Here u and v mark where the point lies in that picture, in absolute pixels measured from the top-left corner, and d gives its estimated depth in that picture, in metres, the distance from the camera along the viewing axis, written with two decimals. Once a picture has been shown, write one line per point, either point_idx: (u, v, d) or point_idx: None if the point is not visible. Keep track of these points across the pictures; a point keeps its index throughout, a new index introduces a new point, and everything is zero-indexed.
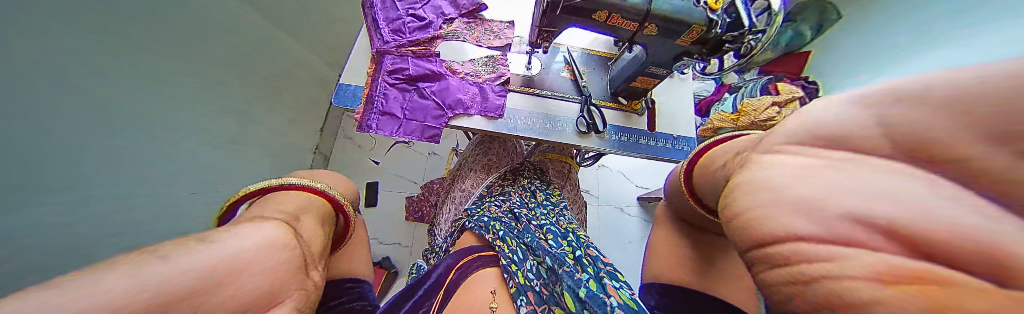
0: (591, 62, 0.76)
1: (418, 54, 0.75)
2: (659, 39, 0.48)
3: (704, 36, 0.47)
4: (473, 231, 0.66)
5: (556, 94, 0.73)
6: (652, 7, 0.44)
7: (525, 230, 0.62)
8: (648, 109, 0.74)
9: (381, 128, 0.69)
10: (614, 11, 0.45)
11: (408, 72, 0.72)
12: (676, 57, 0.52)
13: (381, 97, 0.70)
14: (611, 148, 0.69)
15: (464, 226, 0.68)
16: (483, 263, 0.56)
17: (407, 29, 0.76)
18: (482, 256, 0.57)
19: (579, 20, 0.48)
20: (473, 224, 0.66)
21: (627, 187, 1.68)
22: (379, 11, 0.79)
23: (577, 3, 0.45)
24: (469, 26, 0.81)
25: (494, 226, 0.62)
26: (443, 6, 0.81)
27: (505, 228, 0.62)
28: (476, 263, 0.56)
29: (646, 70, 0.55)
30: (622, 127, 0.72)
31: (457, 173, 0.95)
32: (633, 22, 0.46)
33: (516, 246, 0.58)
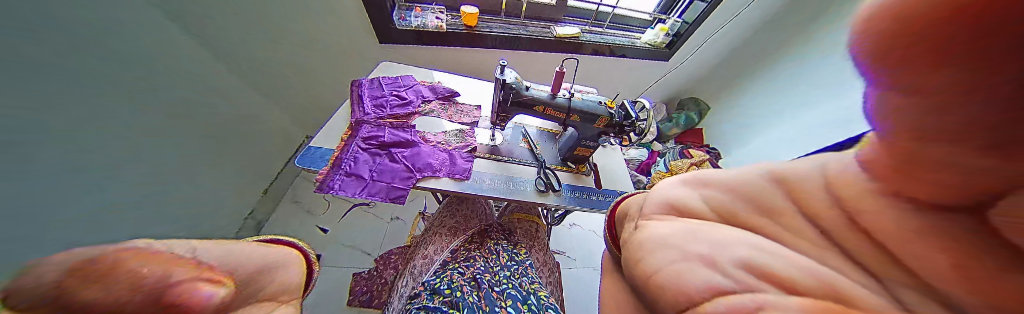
0: (543, 136, 0.96)
1: (396, 125, 0.87)
2: (583, 123, 0.67)
3: (611, 122, 0.67)
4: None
5: (516, 160, 0.86)
6: (572, 104, 0.64)
7: (487, 301, 0.64)
8: (592, 171, 0.91)
9: (344, 189, 0.70)
10: (547, 106, 0.64)
11: (383, 140, 0.81)
12: (598, 135, 0.70)
13: (353, 161, 0.76)
14: (567, 204, 0.79)
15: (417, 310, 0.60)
16: None
17: (389, 106, 0.90)
18: None
19: (525, 110, 0.65)
20: (426, 307, 0.60)
21: (596, 244, 1.72)
22: (365, 91, 0.94)
23: (521, 100, 0.63)
24: (444, 106, 0.98)
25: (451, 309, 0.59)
26: (423, 91, 1.00)
27: (466, 304, 0.61)
28: None
29: (582, 143, 0.73)
30: (572, 186, 0.85)
31: (420, 240, 0.93)
32: (561, 113, 0.65)
33: None
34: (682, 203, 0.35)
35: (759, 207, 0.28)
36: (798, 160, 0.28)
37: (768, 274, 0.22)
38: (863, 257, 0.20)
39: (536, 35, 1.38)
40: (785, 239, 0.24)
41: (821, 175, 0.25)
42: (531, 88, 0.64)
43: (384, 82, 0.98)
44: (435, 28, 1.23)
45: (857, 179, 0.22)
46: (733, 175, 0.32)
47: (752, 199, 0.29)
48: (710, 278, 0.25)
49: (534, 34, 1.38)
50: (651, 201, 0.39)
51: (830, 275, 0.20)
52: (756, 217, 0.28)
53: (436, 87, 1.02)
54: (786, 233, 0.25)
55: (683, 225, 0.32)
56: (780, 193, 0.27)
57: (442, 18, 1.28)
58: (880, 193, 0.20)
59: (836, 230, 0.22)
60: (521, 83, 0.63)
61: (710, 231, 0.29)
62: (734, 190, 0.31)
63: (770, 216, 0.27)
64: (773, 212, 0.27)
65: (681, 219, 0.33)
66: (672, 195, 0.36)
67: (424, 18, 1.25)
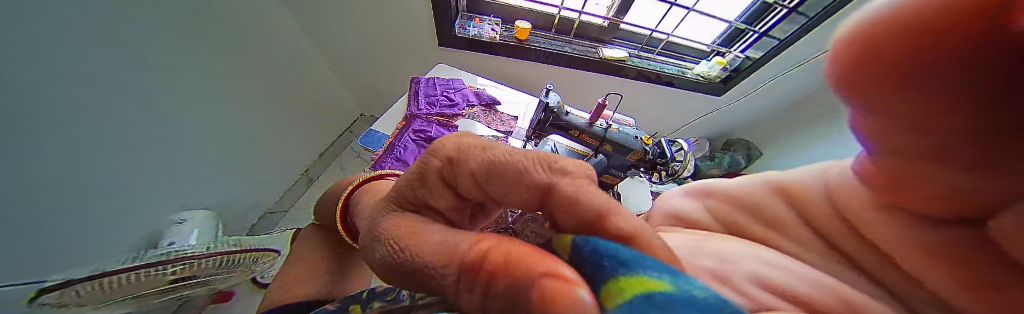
0: (572, 155, 0.98)
1: (441, 123, 0.97)
2: (614, 153, 0.69)
3: (643, 157, 0.68)
4: None
5: None
6: (607, 134, 0.67)
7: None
8: (614, 199, 0.91)
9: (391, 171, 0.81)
10: (582, 132, 0.67)
11: (429, 135, 0.91)
12: (628, 167, 0.72)
13: (402, 148, 0.87)
14: None
15: None
16: None
17: (438, 105, 1.01)
18: None
19: (561, 132, 0.69)
20: None
21: None
22: (421, 88, 1.06)
23: (560, 123, 0.67)
24: (485, 112, 1.07)
25: None
26: (470, 95, 1.09)
27: None
28: None
29: (609, 172, 0.74)
30: None
31: None
32: (595, 140, 0.68)
33: None
34: (686, 213, 0.45)
35: (763, 215, 0.37)
36: (796, 171, 0.35)
37: (790, 291, 0.27)
38: (883, 280, 0.26)
39: (582, 55, 1.41)
40: (797, 253, 0.32)
41: (823, 186, 0.31)
42: (570, 113, 0.68)
43: (438, 83, 1.10)
44: (488, 39, 1.33)
45: (857, 196, 0.26)
46: (741, 185, 0.41)
47: (756, 208, 0.37)
48: (726, 290, 0.27)
49: (580, 53, 1.42)
50: (661, 212, 0.49)
51: (832, 283, 0.27)
52: (761, 228, 0.37)
53: (480, 93, 1.11)
54: (797, 247, 0.32)
55: (698, 238, 0.39)
56: (784, 205, 0.34)
57: (496, 30, 1.37)
58: (878, 213, 0.24)
59: (841, 240, 0.29)
60: (562, 107, 0.67)
61: (715, 244, 0.36)
62: (734, 199, 0.41)
63: (777, 228, 0.35)
64: (781, 225, 0.35)
65: (689, 232, 0.41)
66: (678, 206, 0.47)
67: (480, 28, 1.36)
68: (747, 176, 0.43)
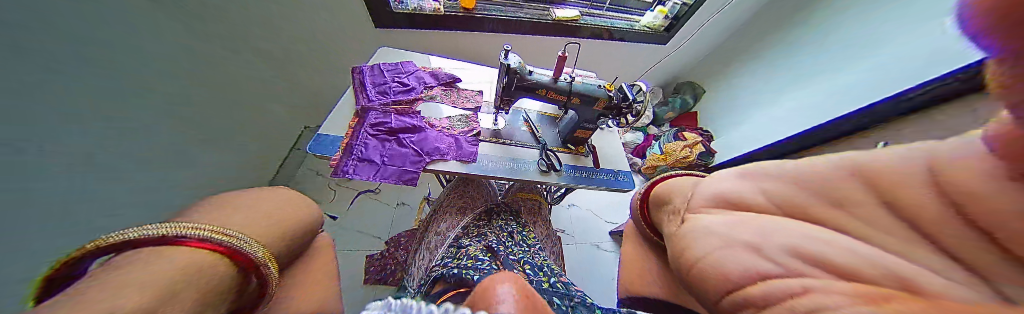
0: (543, 119, 0.99)
1: (401, 112, 0.88)
2: (582, 106, 0.70)
3: (610, 104, 0.70)
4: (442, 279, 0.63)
5: (518, 143, 0.90)
6: (573, 87, 0.67)
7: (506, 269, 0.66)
8: (590, 153, 0.95)
9: (359, 172, 0.73)
10: (549, 89, 0.66)
11: (390, 126, 0.82)
12: (597, 117, 0.73)
13: (363, 147, 0.78)
14: (567, 183, 0.84)
15: (439, 275, 0.63)
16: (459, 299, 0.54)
17: (392, 92, 0.91)
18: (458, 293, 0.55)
19: (529, 94, 0.68)
20: (449, 272, 0.62)
21: (593, 225, 1.82)
22: (367, 78, 0.94)
23: (526, 84, 0.65)
24: (446, 93, 1.00)
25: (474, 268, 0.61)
26: (425, 77, 1.00)
27: (484, 268, 0.63)
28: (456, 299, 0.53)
29: (582, 127, 0.76)
30: (572, 166, 0.89)
31: (430, 221, 0.96)
32: (563, 96, 0.68)
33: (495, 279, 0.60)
34: (732, 195, 0.32)
35: (829, 196, 0.24)
36: (912, 145, 0.21)
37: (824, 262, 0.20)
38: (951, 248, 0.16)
39: (534, 18, 1.37)
40: (858, 231, 0.21)
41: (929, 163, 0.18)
42: (534, 72, 0.66)
43: (385, 70, 0.98)
44: (432, 11, 1.23)
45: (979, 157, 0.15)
46: (812, 163, 0.27)
47: (824, 190, 0.25)
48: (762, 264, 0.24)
49: (532, 17, 1.37)
50: (699, 193, 0.37)
51: (900, 264, 0.17)
52: (819, 206, 0.24)
53: (437, 73, 1.03)
54: (871, 230, 0.20)
55: (738, 221, 0.29)
56: (858, 181, 0.23)
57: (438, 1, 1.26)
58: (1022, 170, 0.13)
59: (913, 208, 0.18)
60: (524, 67, 0.64)
61: (760, 223, 0.27)
62: (800, 178, 0.27)
63: (841, 206, 0.23)
64: (848, 202, 0.22)
65: (733, 212, 0.30)
66: (722, 189, 0.33)
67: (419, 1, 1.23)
68: (816, 156, 0.28)
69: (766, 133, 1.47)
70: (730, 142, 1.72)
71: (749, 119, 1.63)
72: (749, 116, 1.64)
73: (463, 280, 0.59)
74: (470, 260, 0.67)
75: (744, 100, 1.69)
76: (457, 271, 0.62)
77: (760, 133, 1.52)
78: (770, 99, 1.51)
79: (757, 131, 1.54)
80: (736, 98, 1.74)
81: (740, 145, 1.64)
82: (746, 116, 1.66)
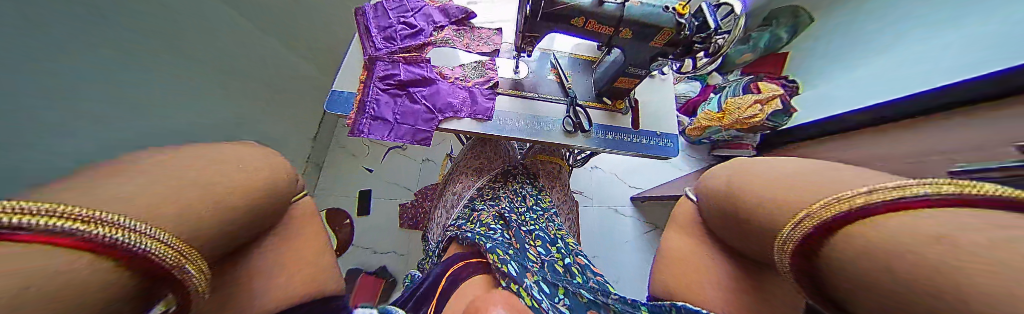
0: (576, 65, 0.80)
1: (409, 59, 0.77)
2: (633, 42, 0.52)
3: (676, 37, 0.50)
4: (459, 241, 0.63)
5: (543, 96, 0.75)
6: (625, 12, 0.47)
7: (519, 238, 0.61)
8: (631, 109, 0.77)
9: (373, 133, 0.69)
10: (590, 16, 0.48)
11: (399, 77, 0.73)
12: (652, 59, 0.55)
13: (373, 101, 0.71)
14: (597, 146, 0.71)
15: (453, 236, 0.63)
16: (472, 270, 0.52)
17: (398, 36, 0.79)
18: (471, 263, 0.53)
19: (560, 27, 0.51)
20: (463, 236, 0.61)
21: (620, 188, 1.72)
22: (371, 18, 0.82)
23: (556, 11, 0.48)
24: (459, 33, 0.84)
25: (485, 233, 0.58)
26: (434, 14, 0.84)
27: (497, 234, 0.59)
28: (466, 270, 0.52)
29: (627, 72, 0.58)
30: (605, 126, 0.74)
31: (447, 179, 0.95)
32: (609, 27, 0.49)
33: (506, 249, 0.56)
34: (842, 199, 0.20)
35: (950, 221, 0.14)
36: None
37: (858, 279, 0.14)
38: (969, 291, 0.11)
39: None
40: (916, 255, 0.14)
41: None
42: None
43: (389, 7, 0.84)
44: None
45: None
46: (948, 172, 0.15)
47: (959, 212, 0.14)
48: None
49: None
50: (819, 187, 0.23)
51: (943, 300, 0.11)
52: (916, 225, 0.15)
53: (447, 8, 0.85)
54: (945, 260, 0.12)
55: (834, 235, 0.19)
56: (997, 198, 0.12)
57: None
58: None
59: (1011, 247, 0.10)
60: None
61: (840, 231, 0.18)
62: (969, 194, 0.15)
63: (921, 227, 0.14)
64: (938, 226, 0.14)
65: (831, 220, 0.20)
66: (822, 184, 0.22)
67: None
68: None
69: (879, 83, 1.11)
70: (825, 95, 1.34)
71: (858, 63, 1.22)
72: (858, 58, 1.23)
73: (474, 247, 0.57)
74: (482, 224, 0.63)
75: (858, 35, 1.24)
76: (470, 233, 0.59)
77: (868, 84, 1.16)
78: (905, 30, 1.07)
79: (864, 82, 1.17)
80: (850, 31, 1.28)
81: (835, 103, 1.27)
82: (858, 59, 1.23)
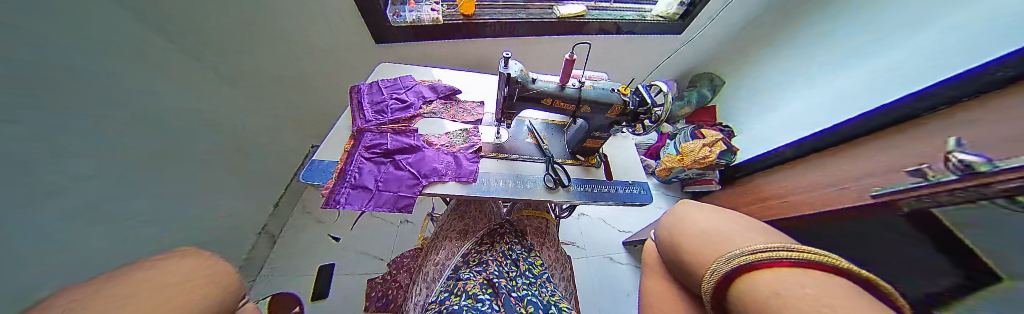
0: (549, 128, 0.92)
1: (398, 130, 0.84)
2: (594, 114, 0.64)
3: (625, 110, 0.63)
4: None
5: (522, 157, 0.83)
6: (583, 95, 0.60)
7: (507, 310, 0.59)
8: (602, 163, 0.88)
9: (351, 202, 0.68)
10: (556, 98, 0.60)
11: (386, 147, 0.78)
12: (609, 125, 0.67)
13: (357, 171, 0.73)
14: (577, 199, 0.77)
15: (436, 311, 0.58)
16: None
17: (390, 110, 0.88)
18: None
19: (533, 105, 0.62)
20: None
21: (606, 234, 1.72)
22: (365, 96, 0.91)
23: (528, 93, 0.59)
24: (446, 106, 0.95)
25: None
26: (424, 91, 0.97)
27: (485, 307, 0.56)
28: None
29: (592, 135, 0.69)
30: (582, 180, 0.82)
31: (430, 246, 0.90)
32: (572, 105, 0.61)
33: None
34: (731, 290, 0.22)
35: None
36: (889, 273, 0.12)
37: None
38: None
39: (538, 18, 1.32)
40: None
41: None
42: (538, 80, 0.59)
43: (384, 85, 0.95)
44: (432, 22, 1.18)
45: None
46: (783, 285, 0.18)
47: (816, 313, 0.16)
48: None
49: (536, 17, 1.32)
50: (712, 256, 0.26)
51: None
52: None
53: (436, 86, 0.99)
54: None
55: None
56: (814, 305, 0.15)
57: (438, 10, 1.22)
58: None
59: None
60: (527, 75, 0.58)
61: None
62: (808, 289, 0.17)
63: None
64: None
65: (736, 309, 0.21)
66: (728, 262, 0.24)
67: (419, 12, 1.19)
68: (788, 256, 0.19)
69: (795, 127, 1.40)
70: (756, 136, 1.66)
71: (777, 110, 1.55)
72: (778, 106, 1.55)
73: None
74: (468, 300, 0.60)
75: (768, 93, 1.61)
76: (456, 308, 0.57)
77: (790, 128, 1.44)
78: (800, 89, 1.43)
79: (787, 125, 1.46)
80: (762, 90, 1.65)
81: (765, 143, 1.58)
82: (773, 108, 1.58)
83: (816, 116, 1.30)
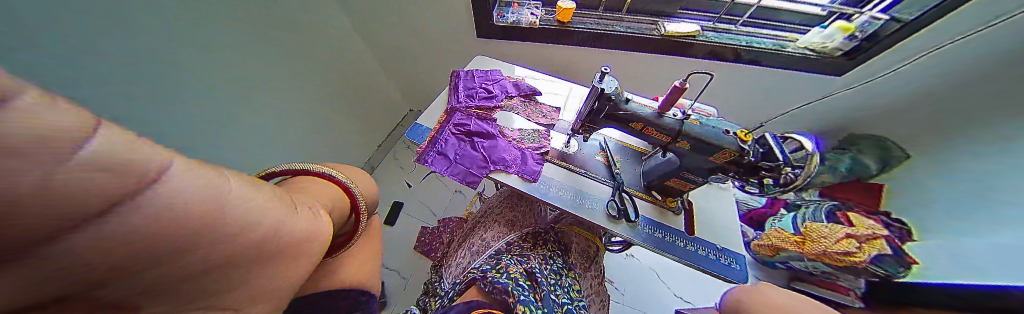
0: (626, 152, 0.83)
1: (479, 116, 0.92)
2: (692, 152, 0.53)
3: (738, 160, 0.50)
4: (478, 287, 0.63)
5: (588, 173, 0.78)
6: (683, 128, 0.51)
7: (545, 307, 0.59)
8: (683, 209, 0.73)
9: (433, 165, 0.79)
10: (648, 124, 0.53)
11: (468, 128, 0.87)
12: (711, 170, 0.55)
13: (442, 142, 0.84)
14: (640, 240, 0.67)
15: (474, 279, 0.63)
16: None
17: (477, 97, 0.97)
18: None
19: (618, 125, 0.57)
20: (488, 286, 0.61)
21: (657, 287, 1.45)
22: (461, 82, 1.04)
23: (617, 113, 0.55)
24: (524, 104, 0.99)
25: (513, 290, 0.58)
26: (508, 87, 1.03)
27: (524, 295, 0.58)
28: None
29: (680, 174, 0.58)
30: (653, 220, 0.70)
31: (477, 223, 0.95)
32: (665, 136, 0.53)
33: None
34: None
35: None
36: None
37: None
38: None
39: (637, 32, 1.21)
40: None
41: None
42: (632, 101, 0.54)
43: (477, 76, 1.06)
44: (528, 24, 1.24)
45: None
46: None
47: None
48: None
49: (634, 31, 1.22)
50: None
51: None
52: None
53: (520, 85, 1.04)
54: None
55: None
56: None
57: (536, 14, 1.27)
58: None
59: None
60: (621, 94, 0.54)
61: None
62: None
63: None
64: None
65: None
66: None
67: (520, 14, 1.27)
68: None
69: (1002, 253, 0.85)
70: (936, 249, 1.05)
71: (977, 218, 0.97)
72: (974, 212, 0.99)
73: (500, 297, 0.59)
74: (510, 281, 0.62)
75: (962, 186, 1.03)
76: (503, 283, 0.60)
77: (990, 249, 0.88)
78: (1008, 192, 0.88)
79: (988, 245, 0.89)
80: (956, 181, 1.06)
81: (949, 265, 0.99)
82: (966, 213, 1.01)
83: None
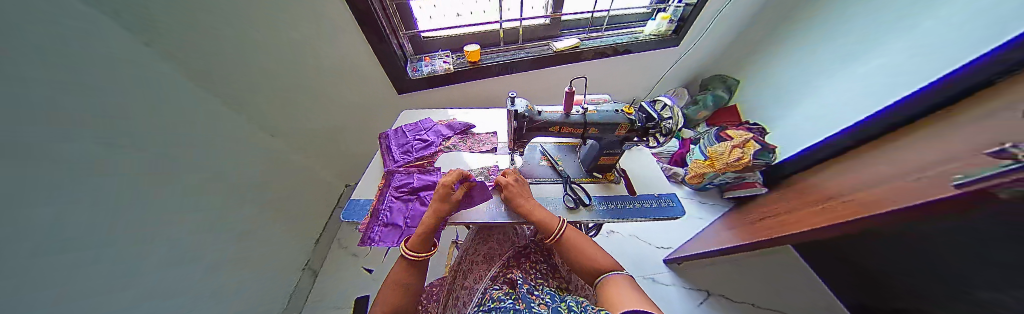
0: (562, 150, 0.95)
1: (422, 169, 0.92)
2: (602, 133, 0.66)
3: (632, 128, 0.65)
4: None
5: (539, 180, 0.85)
6: (588, 118, 0.63)
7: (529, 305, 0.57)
8: (622, 177, 0.87)
9: (383, 240, 0.72)
10: (561, 125, 0.64)
11: (412, 186, 0.86)
12: (620, 141, 0.68)
13: (388, 211, 0.80)
14: (602, 218, 0.74)
15: None
16: None
17: (415, 150, 0.97)
18: None
19: (540, 133, 0.66)
20: None
21: (642, 249, 1.61)
22: (392, 141, 1.02)
23: (535, 124, 0.64)
24: (463, 139, 1.04)
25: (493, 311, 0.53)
26: (442, 129, 1.06)
27: (507, 307, 0.55)
28: None
29: (604, 152, 0.70)
30: (604, 197, 0.81)
31: (458, 273, 0.90)
32: (578, 128, 0.65)
33: None
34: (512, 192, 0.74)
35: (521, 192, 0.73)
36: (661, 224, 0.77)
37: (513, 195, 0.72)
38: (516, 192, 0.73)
39: (537, 55, 1.43)
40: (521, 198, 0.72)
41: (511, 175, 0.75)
42: (543, 111, 0.64)
43: (407, 130, 1.06)
44: (444, 71, 1.32)
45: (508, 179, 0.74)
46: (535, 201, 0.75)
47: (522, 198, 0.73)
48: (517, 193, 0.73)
49: (534, 54, 1.44)
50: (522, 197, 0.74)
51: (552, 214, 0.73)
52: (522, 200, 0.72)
53: (452, 124, 1.08)
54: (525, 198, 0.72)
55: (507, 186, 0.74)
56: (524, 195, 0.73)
57: (449, 61, 1.37)
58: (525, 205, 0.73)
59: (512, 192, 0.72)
60: (532, 109, 0.63)
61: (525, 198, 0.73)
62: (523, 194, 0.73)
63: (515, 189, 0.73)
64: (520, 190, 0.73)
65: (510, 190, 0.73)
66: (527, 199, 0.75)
67: (433, 65, 1.35)
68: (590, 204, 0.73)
69: (840, 111, 1.34)
70: (790, 131, 1.61)
71: (804, 100, 1.54)
72: (800, 97, 1.56)
73: None
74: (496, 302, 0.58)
75: (793, 83, 1.59)
76: None
77: (831, 113, 1.38)
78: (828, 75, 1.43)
79: (829, 110, 1.39)
80: (780, 85, 1.64)
81: (802, 136, 1.52)
82: (796, 101, 1.58)
83: (854, 100, 1.28)
